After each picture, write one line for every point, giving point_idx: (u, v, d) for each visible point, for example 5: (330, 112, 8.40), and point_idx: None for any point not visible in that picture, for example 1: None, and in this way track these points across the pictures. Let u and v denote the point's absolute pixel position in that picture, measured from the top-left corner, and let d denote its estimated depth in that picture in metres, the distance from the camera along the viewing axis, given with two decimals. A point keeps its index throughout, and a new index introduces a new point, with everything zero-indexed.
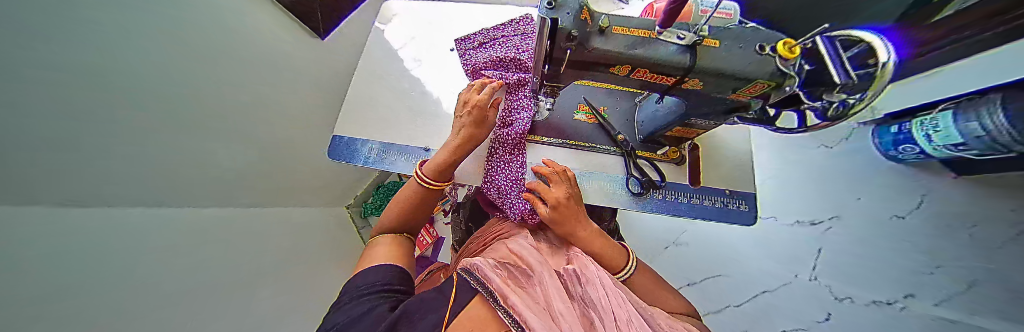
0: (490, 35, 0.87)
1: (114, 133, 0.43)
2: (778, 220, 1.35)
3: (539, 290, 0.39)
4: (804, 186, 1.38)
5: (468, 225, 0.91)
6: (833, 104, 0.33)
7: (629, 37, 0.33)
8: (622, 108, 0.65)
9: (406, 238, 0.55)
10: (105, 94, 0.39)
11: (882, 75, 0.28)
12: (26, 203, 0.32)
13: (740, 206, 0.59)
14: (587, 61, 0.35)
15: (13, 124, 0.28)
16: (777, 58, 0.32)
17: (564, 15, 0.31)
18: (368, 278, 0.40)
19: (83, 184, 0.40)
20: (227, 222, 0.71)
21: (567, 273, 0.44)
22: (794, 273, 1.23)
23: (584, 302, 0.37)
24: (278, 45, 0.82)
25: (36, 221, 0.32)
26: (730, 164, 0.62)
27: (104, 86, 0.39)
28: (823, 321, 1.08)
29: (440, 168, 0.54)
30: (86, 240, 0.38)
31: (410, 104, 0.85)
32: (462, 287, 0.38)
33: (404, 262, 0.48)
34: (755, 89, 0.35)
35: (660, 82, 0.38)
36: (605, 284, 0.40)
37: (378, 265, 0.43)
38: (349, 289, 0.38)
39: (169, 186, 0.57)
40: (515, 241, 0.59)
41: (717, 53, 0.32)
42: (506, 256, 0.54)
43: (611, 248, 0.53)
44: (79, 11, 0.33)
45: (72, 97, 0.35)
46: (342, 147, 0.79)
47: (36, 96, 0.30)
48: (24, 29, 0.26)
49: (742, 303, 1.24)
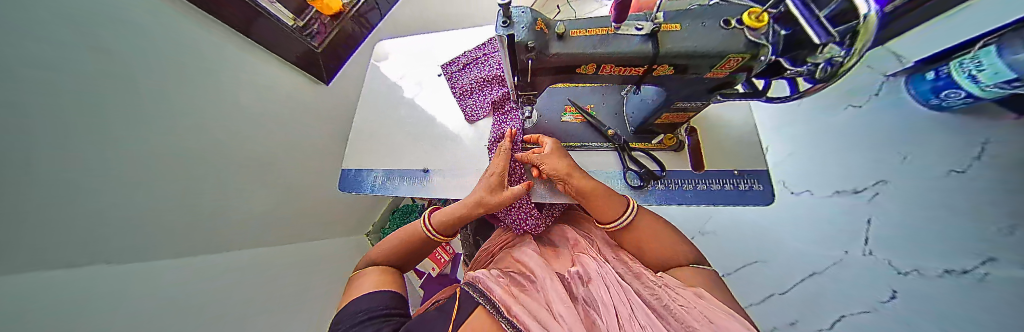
0: (472, 56, 0.91)
1: (100, 188, 0.43)
2: (817, 194, 1.23)
3: (541, 295, 0.39)
4: (827, 159, 1.27)
5: (476, 239, 0.91)
6: (818, 66, 0.31)
7: (588, 37, 0.33)
8: (610, 103, 0.65)
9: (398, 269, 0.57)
10: (97, 149, 0.43)
11: (868, 28, 0.25)
12: (38, 247, 0.35)
13: (752, 185, 0.55)
14: (552, 66, 0.36)
15: (14, 172, 0.32)
16: (744, 30, 0.31)
17: (519, 30, 0.33)
18: (368, 303, 0.41)
19: (78, 237, 0.41)
20: (245, 258, 0.76)
21: (571, 277, 0.45)
22: (845, 249, 1.09)
23: (586, 302, 0.37)
24: (277, 92, 0.89)
25: (42, 264, 0.35)
26: (736, 142, 0.59)
27: (94, 141, 0.42)
28: (889, 301, 0.93)
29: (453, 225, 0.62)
30: (101, 278, 0.41)
31: (407, 131, 0.89)
32: (465, 299, 0.39)
33: (398, 287, 0.50)
34: (730, 64, 0.33)
35: (630, 73, 0.37)
36: (608, 282, 0.39)
37: (377, 291, 0.44)
38: (349, 315, 0.39)
39: (185, 228, 0.61)
40: (520, 250, 0.59)
41: (680, 36, 0.31)
42: (511, 265, 0.54)
43: (601, 188, 0.53)
44: (63, 72, 0.37)
45: (69, 149, 0.38)
46: (351, 178, 0.84)
47: (32, 146, 0.33)
48: (14, 73, 0.30)
49: (787, 290, 1.14)
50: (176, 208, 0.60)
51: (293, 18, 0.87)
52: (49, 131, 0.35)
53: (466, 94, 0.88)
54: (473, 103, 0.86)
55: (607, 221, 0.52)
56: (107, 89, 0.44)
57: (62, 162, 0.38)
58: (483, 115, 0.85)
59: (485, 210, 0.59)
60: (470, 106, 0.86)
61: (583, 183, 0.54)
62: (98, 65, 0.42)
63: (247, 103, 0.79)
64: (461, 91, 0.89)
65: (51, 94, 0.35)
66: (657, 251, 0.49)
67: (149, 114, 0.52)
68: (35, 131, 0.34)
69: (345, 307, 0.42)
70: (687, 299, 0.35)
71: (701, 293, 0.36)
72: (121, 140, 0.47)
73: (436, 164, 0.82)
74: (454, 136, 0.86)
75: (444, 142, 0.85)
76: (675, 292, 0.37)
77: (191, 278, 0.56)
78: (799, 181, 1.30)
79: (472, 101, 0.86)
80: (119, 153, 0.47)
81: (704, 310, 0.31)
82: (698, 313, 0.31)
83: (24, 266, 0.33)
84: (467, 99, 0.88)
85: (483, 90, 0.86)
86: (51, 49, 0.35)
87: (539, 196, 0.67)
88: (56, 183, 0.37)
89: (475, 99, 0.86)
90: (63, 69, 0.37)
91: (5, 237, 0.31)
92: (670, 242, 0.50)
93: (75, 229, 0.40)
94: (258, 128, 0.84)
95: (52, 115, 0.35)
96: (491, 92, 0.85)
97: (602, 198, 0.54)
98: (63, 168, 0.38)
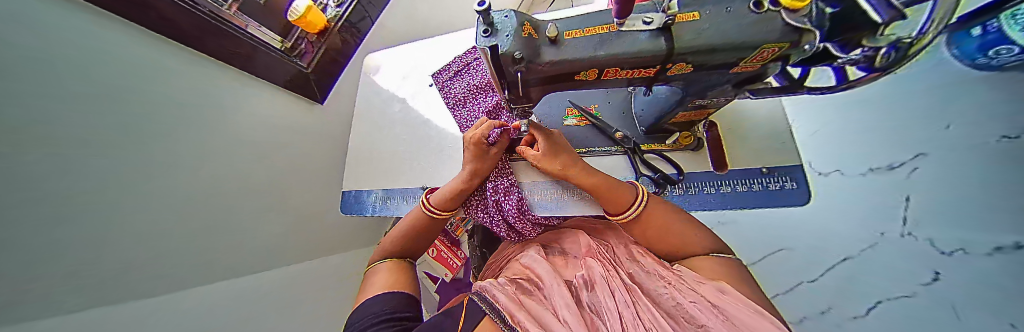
0: (463, 62, 0.87)
1: (78, 237, 0.41)
2: (847, 173, 1.08)
3: (547, 302, 0.37)
4: (886, 122, 1.06)
5: (483, 251, 0.88)
6: (876, 52, 0.25)
7: (587, 38, 0.28)
8: (615, 101, 0.59)
9: (409, 261, 0.57)
10: (108, 195, 0.45)
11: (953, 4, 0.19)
12: (54, 297, 0.36)
13: (785, 184, 0.48)
14: (547, 75, 0.31)
15: (19, 223, 0.33)
16: (781, 12, 0.25)
17: (503, 38, 0.28)
18: (388, 303, 0.41)
19: (75, 287, 0.39)
20: (272, 278, 0.80)
21: (576, 280, 0.41)
22: (879, 230, 0.99)
23: (592, 308, 0.34)
24: (267, 116, 0.86)
25: (65, 309, 0.37)
26: (762, 137, 0.52)
27: (103, 184, 0.45)
28: (932, 283, 0.86)
29: (449, 200, 0.59)
30: (112, 319, 0.42)
31: (401, 148, 0.85)
32: (472, 306, 0.37)
33: (409, 286, 0.49)
34: (763, 55, 0.28)
35: (640, 75, 0.32)
36: (616, 290, 0.36)
37: (398, 293, 0.45)
38: (372, 311, 0.40)
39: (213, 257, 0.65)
40: (526, 255, 0.56)
41: (701, 27, 0.25)
42: (518, 271, 0.51)
43: (607, 180, 0.48)
44: (68, 126, 0.40)
45: (77, 195, 0.41)
46: (352, 201, 0.83)
47: (76, 149, 0.41)
48: None
49: (819, 277, 1.05)
50: (196, 240, 0.62)
51: (280, 41, 0.87)
52: (52, 184, 0.37)
53: (459, 103, 0.84)
54: (468, 113, 0.81)
55: (617, 213, 0.48)
56: (108, 138, 0.46)
57: (67, 213, 0.39)
58: None
59: (480, 177, 0.59)
60: (465, 117, 0.81)
61: (592, 181, 0.49)
62: (101, 116, 0.45)
63: (247, 130, 0.80)
64: (454, 101, 0.84)
65: (49, 150, 0.37)
66: (665, 242, 0.45)
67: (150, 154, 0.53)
68: (37, 188, 0.35)
69: (359, 308, 0.42)
70: (703, 296, 0.32)
71: (721, 288, 0.32)
72: (125, 185, 0.48)
73: (434, 181, 0.78)
74: (450, 149, 0.82)
75: (440, 157, 0.81)
76: (690, 289, 0.34)
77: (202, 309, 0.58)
78: (827, 160, 1.13)
79: (466, 111, 0.82)
80: (124, 197, 0.48)
81: (722, 309, 0.29)
82: (714, 315, 0.28)
83: (39, 318, 0.34)
84: (461, 109, 0.83)
85: (476, 97, 0.81)
86: (14, 89, 0.33)
87: (540, 209, 0.62)
88: (66, 235, 0.39)
89: (470, 108, 0.82)
90: (73, 123, 0.40)
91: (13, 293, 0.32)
92: (685, 233, 0.44)
93: (102, 272, 0.43)
94: (268, 156, 0.86)
95: (55, 168, 0.38)
96: (485, 99, 0.80)
97: (609, 186, 0.48)
98: (70, 218, 0.40)
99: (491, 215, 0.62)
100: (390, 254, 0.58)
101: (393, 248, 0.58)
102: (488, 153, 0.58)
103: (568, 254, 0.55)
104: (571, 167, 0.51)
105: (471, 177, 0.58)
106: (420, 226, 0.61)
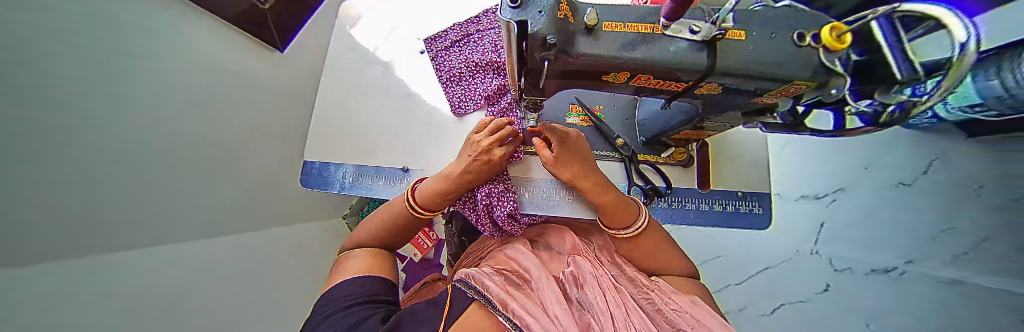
0: (463, 31, 0.78)
1: (77, 182, 0.35)
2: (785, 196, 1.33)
3: (537, 295, 0.36)
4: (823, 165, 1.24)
5: (461, 239, 0.84)
6: (889, 107, 0.26)
7: (624, 36, 0.25)
8: (620, 105, 0.58)
9: (385, 253, 0.53)
10: (110, 134, 0.40)
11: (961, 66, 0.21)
12: (58, 248, 0.32)
13: (753, 208, 0.54)
14: (572, 70, 0.28)
15: (30, 163, 0.29)
16: (821, 50, 0.24)
17: (535, 15, 0.23)
18: (356, 289, 0.40)
19: (76, 239, 0.35)
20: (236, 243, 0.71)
21: (564, 277, 0.40)
22: (796, 248, 1.22)
23: (580, 304, 0.34)
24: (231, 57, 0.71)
25: (70, 261, 0.33)
26: (747, 162, 0.56)
27: (104, 123, 0.39)
28: (821, 293, 1.08)
29: (431, 196, 0.52)
30: (118, 273, 0.38)
31: (378, 120, 0.75)
32: (459, 296, 0.37)
33: (387, 271, 0.48)
34: (789, 90, 0.28)
35: (668, 88, 0.31)
36: (602, 286, 0.37)
37: (365, 275, 0.44)
38: (338, 298, 0.38)
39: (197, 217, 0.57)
40: (511, 247, 0.55)
41: (744, 49, 0.24)
42: (503, 262, 0.50)
43: (617, 196, 0.48)
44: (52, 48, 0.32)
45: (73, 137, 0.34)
46: (316, 174, 0.72)
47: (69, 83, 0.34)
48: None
49: (743, 281, 1.28)
50: None
51: None
52: (53, 119, 0.32)
53: (453, 79, 0.76)
54: (462, 92, 0.74)
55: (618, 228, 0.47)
56: (93, 68, 0.38)
57: (69, 156, 0.34)
58: (473, 109, 0.74)
59: (468, 176, 0.50)
60: (458, 97, 0.74)
61: (600, 198, 0.48)
62: (84, 39, 0.37)
63: (228, 73, 0.68)
64: (447, 76, 0.76)
65: (51, 77, 0.32)
66: (652, 257, 0.47)
67: (136, 91, 0.45)
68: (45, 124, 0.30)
69: (328, 292, 0.41)
70: (681, 306, 0.34)
71: (696, 301, 0.36)
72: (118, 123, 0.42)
73: (417, 164, 0.71)
74: (438, 130, 0.74)
75: (426, 137, 0.73)
76: (667, 297, 0.36)
77: (197, 266, 0.54)
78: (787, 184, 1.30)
79: (460, 90, 0.75)
80: (117, 137, 0.42)
81: (698, 318, 0.31)
82: (692, 322, 0.30)
83: (44, 267, 0.30)
84: (455, 87, 0.75)
85: (474, 77, 0.75)
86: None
87: (528, 206, 0.61)
88: (72, 177, 0.35)
89: (465, 87, 0.75)
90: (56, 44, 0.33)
91: (26, 237, 0.28)
92: (662, 253, 0.47)
93: (94, 223, 0.38)
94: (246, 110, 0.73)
95: (67, 102, 0.33)
96: (484, 80, 0.73)
97: (615, 200, 0.48)
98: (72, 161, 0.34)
99: (484, 212, 0.58)
100: (364, 240, 0.53)
101: (368, 237, 0.54)
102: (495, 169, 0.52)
103: (553, 250, 0.54)
104: (591, 190, 0.49)
105: (467, 179, 0.51)
106: (396, 215, 0.55)
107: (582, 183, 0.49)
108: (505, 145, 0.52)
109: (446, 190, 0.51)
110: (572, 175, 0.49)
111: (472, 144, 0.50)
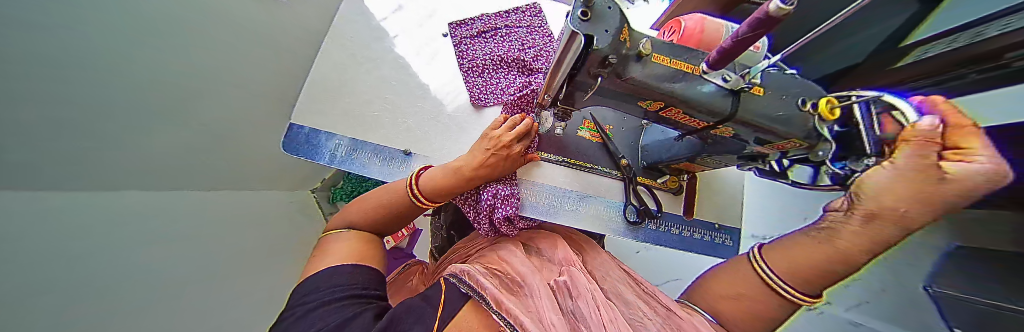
0: (491, 24, 0.79)
1: None
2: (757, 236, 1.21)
3: (533, 304, 0.36)
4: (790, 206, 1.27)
5: (451, 232, 0.82)
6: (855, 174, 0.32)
7: (667, 69, 0.28)
8: (627, 128, 0.62)
9: (374, 237, 0.51)
10: None
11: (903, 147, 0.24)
12: None
13: (724, 240, 0.62)
14: (618, 89, 0.30)
15: None
16: (814, 117, 0.28)
17: (600, 33, 0.24)
18: (343, 279, 0.37)
19: None
20: (159, 208, 0.62)
21: (559, 285, 0.40)
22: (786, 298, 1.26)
23: (576, 316, 0.33)
24: None
25: None
26: (725, 201, 0.64)
27: None
28: None
29: (435, 185, 0.51)
30: None
31: (385, 95, 0.72)
32: (453, 296, 0.36)
33: (374, 260, 0.45)
34: (785, 145, 0.32)
35: (689, 123, 0.35)
36: (597, 298, 0.36)
37: (354, 264, 0.41)
38: (323, 288, 0.36)
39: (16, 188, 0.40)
40: (504, 248, 0.54)
41: (759, 104, 0.29)
42: (495, 262, 0.49)
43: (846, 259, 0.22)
44: None
45: None
46: (302, 141, 0.65)
47: None
48: None
49: None
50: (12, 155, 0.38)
51: None
52: None
53: (475, 70, 0.76)
54: (482, 84, 0.74)
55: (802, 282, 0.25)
56: None
57: None
58: (490, 103, 0.74)
59: (475, 170, 0.50)
60: (478, 88, 0.74)
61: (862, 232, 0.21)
62: None
63: None
64: (468, 66, 0.76)
65: None
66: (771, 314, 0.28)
67: None
68: None
69: (312, 278, 0.38)
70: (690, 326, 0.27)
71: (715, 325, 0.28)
72: None
73: (421, 148, 0.69)
74: (449, 118, 0.73)
75: (434, 123, 0.72)
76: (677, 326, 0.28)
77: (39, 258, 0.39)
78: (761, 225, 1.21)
79: (481, 82, 0.75)
80: None
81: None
82: None
83: None
84: (474, 78, 0.75)
85: (497, 72, 0.75)
86: None
87: (528, 209, 0.60)
88: None
89: (485, 80, 0.75)
90: None
91: None
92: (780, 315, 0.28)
93: None
94: None
95: None
96: (506, 76, 0.75)
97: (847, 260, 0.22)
98: None
99: (484, 212, 0.57)
100: (357, 221, 0.51)
101: (360, 219, 0.51)
102: (502, 166, 0.53)
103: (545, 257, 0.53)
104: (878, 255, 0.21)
105: (474, 172, 0.50)
106: (391, 199, 0.52)
107: (882, 232, 0.19)
108: (519, 145, 0.53)
109: (452, 182, 0.51)
110: (919, 215, 0.18)
111: (491, 139, 0.50)
